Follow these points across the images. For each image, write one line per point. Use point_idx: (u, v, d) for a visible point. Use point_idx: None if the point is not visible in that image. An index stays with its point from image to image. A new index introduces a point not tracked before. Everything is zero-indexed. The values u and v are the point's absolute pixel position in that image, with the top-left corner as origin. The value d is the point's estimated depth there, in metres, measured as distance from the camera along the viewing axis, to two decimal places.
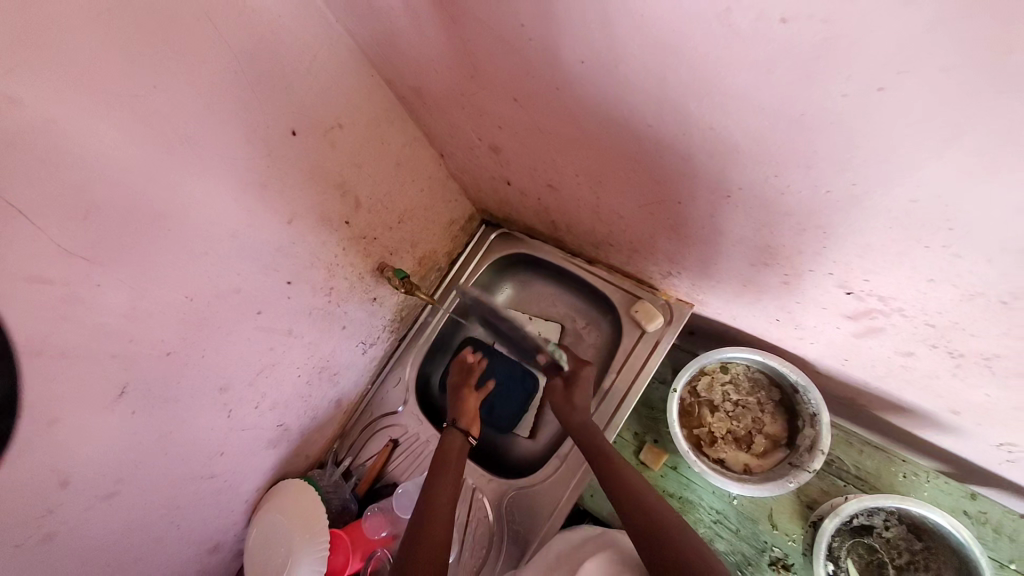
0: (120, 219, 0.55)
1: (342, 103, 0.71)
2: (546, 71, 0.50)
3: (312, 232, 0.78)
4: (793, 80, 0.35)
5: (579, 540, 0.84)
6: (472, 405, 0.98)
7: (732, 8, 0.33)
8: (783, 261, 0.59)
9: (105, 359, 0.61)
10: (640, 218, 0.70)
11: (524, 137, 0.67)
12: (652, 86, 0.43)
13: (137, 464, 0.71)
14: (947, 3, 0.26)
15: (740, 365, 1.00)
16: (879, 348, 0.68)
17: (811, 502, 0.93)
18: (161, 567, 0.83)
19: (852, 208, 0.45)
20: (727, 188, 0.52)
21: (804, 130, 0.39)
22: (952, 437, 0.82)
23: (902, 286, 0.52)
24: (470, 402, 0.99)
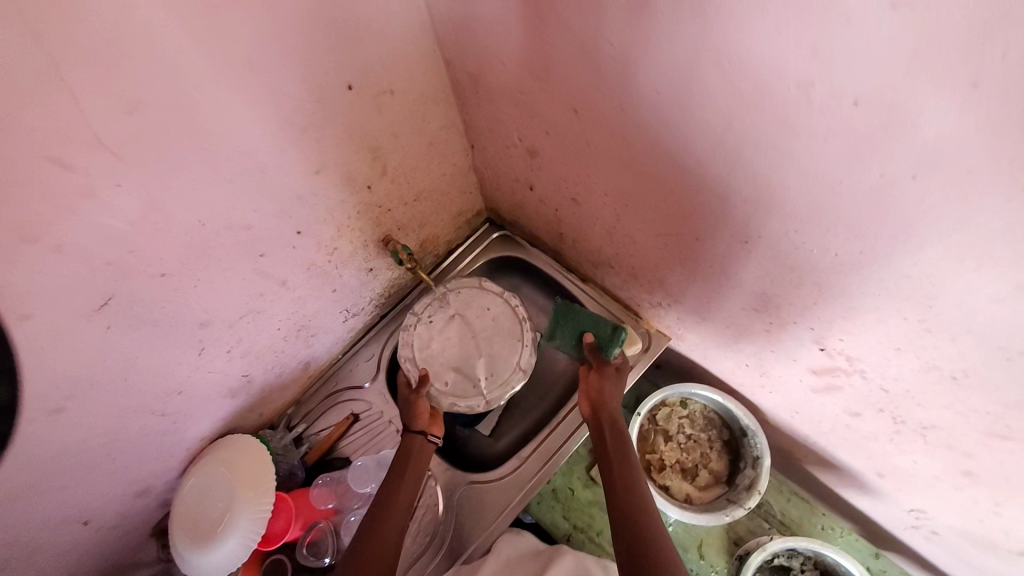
0: (162, 126, 0.53)
1: (400, 71, 0.73)
2: (618, 91, 0.54)
3: (334, 188, 0.78)
4: (845, 153, 0.41)
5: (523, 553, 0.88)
6: (426, 406, 0.90)
7: (816, 81, 0.38)
8: (775, 311, 0.66)
9: (99, 264, 0.57)
10: (654, 246, 0.75)
11: (568, 146, 0.71)
12: (714, 129, 0.49)
13: (94, 385, 0.66)
14: (989, 120, 0.33)
15: (698, 403, 1.07)
16: (831, 406, 0.76)
17: (738, 539, 1.01)
18: (82, 501, 0.76)
19: (853, 275, 0.52)
20: (746, 235, 0.58)
21: (837, 198, 0.46)
22: (869, 498, 0.92)
23: (872, 350, 0.59)
24: (422, 405, 0.89)
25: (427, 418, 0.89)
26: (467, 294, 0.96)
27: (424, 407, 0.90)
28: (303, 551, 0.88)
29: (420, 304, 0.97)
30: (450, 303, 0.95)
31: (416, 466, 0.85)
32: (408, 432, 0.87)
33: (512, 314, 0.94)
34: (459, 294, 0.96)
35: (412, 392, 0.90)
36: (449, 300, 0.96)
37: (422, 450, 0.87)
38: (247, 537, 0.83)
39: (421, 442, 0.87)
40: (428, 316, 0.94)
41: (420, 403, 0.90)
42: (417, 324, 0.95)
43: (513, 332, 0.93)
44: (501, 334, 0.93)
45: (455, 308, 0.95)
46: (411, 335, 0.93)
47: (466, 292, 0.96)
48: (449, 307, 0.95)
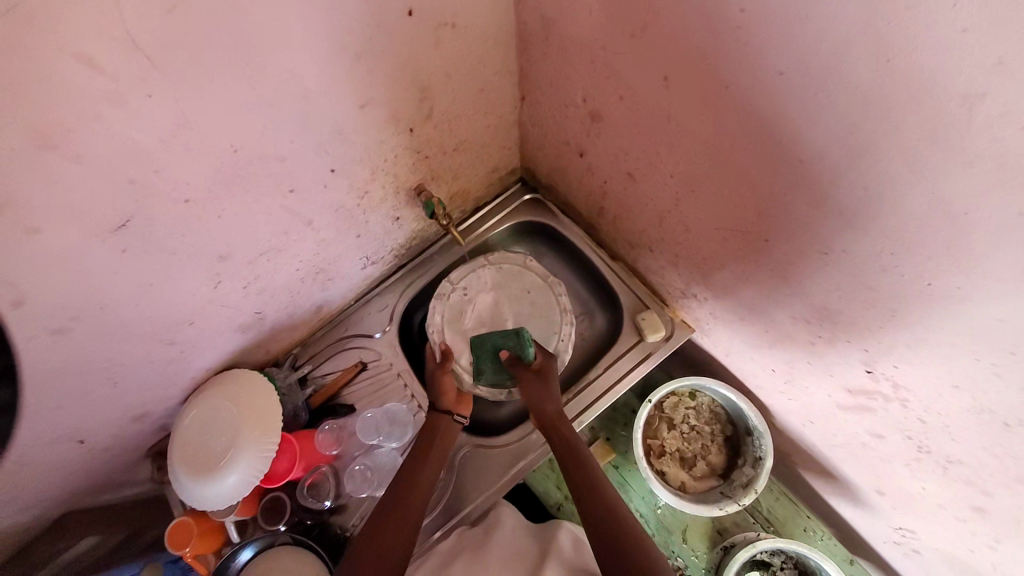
0: (204, 32, 0.46)
1: (468, 3, 0.64)
2: (727, 66, 0.48)
3: (376, 127, 0.71)
4: (987, 180, 0.37)
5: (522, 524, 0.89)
6: (452, 386, 0.88)
7: (988, 97, 0.33)
8: (829, 326, 0.64)
9: (121, 181, 0.51)
10: (710, 240, 0.71)
11: (642, 119, 0.65)
12: (835, 127, 0.44)
13: (105, 307, 0.62)
14: None
15: (707, 397, 1.07)
16: (854, 424, 0.76)
17: (722, 529, 1.04)
18: (84, 420, 0.74)
19: (938, 308, 0.49)
20: (827, 246, 0.54)
21: (955, 228, 0.42)
22: (859, 510, 0.95)
23: (925, 382, 0.57)
24: (449, 384, 0.87)
25: (453, 398, 0.86)
26: (508, 271, 0.98)
27: (450, 385, 0.88)
28: (303, 492, 0.89)
29: (457, 273, 0.98)
30: (488, 277, 0.98)
31: (441, 447, 0.82)
32: (434, 411, 0.84)
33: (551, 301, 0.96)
34: (498, 269, 0.98)
35: (438, 367, 0.89)
36: (488, 273, 0.97)
37: (448, 430, 0.84)
38: (249, 474, 0.82)
39: (446, 422, 0.85)
40: (464, 287, 0.96)
41: (447, 381, 0.87)
42: (450, 293, 0.96)
43: (548, 317, 0.95)
44: (536, 317, 0.95)
45: (493, 283, 0.98)
46: (444, 304, 0.95)
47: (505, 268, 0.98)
48: (486, 281, 0.97)
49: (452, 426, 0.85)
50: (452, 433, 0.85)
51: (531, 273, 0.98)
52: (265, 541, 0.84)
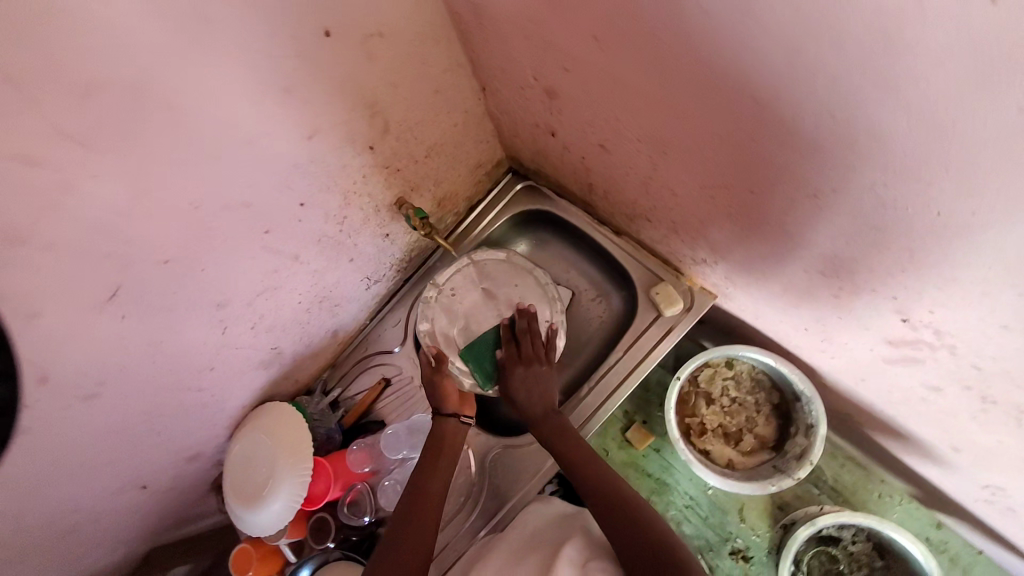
0: (126, 103, 0.48)
1: (388, 8, 0.62)
2: (646, 11, 0.43)
3: (333, 152, 0.71)
4: (965, 75, 0.30)
5: (551, 518, 0.83)
6: (453, 388, 0.88)
7: None
8: (845, 275, 0.56)
9: (98, 257, 0.55)
10: (698, 200, 0.65)
11: (590, 86, 0.60)
12: (777, 55, 0.37)
13: (124, 370, 0.68)
14: None
15: (746, 364, 0.98)
16: (906, 378, 0.66)
17: (783, 504, 0.96)
18: (140, 469, 0.82)
19: (956, 238, 0.40)
20: (816, 186, 0.46)
21: (947, 138, 0.34)
22: (939, 468, 0.83)
23: (967, 325, 0.48)
24: (450, 386, 0.87)
25: (456, 400, 0.87)
26: (494, 266, 0.96)
27: (451, 388, 0.88)
28: (345, 510, 0.93)
29: (442, 275, 0.96)
30: (473, 273, 0.96)
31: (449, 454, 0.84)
32: (439, 416, 0.85)
33: (538, 288, 0.95)
34: (485, 267, 0.96)
35: (434, 372, 0.89)
36: (472, 270, 0.96)
37: (455, 432, 0.85)
38: (290, 499, 0.86)
39: (453, 424, 0.86)
40: (451, 289, 0.95)
41: (448, 384, 0.88)
42: (437, 297, 0.95)
43: (540, 301, 0.95)
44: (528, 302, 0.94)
45: (478, 279, 0.96)
46: (432, 308, 0.94)
47: (490, 265, 0.97)
48: (472, 278, 0.96)
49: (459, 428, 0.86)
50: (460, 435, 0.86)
51: (514, 265, 0.96)
52: (320, 559, 0.90)
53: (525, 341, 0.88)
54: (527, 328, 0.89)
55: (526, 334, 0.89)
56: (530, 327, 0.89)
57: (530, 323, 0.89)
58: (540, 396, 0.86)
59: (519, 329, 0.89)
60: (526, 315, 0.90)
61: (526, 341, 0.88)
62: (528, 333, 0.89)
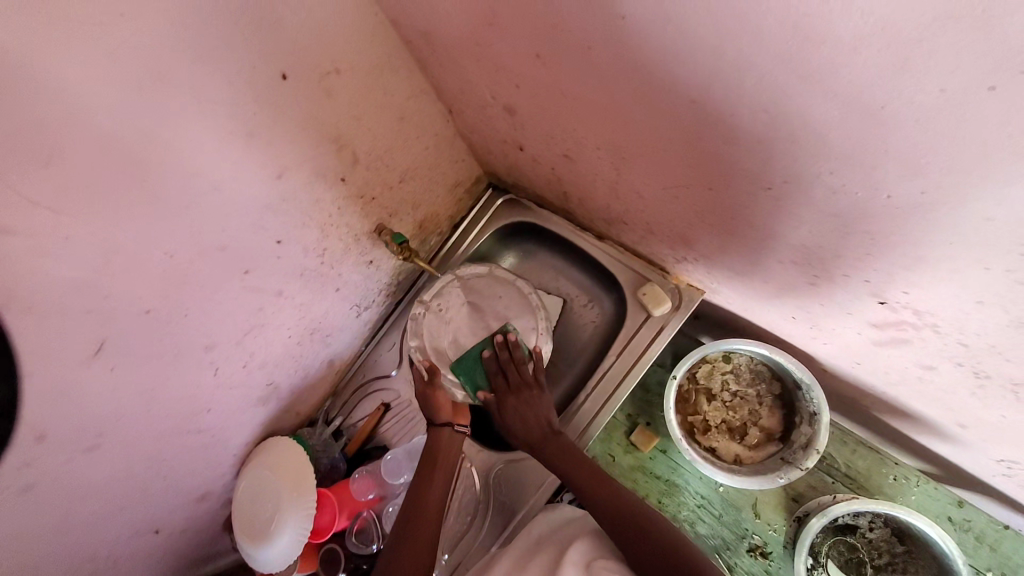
0: (91, 164, 0.50)
1: (341, 45, 0.63)
2: (578, 27, 0.43)
3: (304, 189, 0.72)
4: (884, 65, 0.29)
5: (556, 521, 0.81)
6: (447, 400, 0.88)
7: None
8: (816, 261, 0.55)
9: (80, 314, 0.57)
10: (665, 201, 0.64)
11: (544, 100, 0.60)
12: (704, 58, 0.37)
13: (121, 421, 0.69)
14: None
15: (743, 356, 0.97)
16: (899, 359, 0.64)
17: (798, 496, 0.94)
18: (147, 515, 0.83)
19: (911, 219, 0.39)
20: (768, 179, 0.46)
21: (883, 127, 0.33)
22: (950, 446, 0.80)
23: (944, 303, 0.47)
24: (443, 397, 0.88)
25: (449, 410, 0.87)
26: (476, 280, 0.96)
27: (445, 398, 0.88)
28: (354, 539, 0.94)
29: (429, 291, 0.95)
30: (459, 289, 0.96)
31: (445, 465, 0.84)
32: (432, 426, 0.85)
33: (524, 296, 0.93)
34: (470, 282, 0.96)
35: (427, 385, 0.89)
36: (457, 286, 0.95)
37: (450, 443, 0.86)
38: (298, 531, 0.86)
39: (448, 434, 0.86)
40: (439, 304, 0.95)
41: (440, 395, 0.88)
42: (426, 313, 0.95)
43: (526, 311, 0.93)
44: (514, 314, 0.93)
45: (464, 294, 0.95)
46: (421, 324, 0.94)
47: (476, 279, 0.96)
48: (458, 294, 0.95)
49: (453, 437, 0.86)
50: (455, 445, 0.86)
51: (497, 277, 0.95)
52: None
53: (510, 371, 0.87)
54: (511, 357, 0.88)
55: (510, 363, 0.88)
56: (513, 355, 0.88)
57: (512, 351, 0.88)
58: (538, 421, 0.85)
59: (504, 360, 0.88)
60: (505, 345, 0.88)
61: (511, 371, 0.87)
62: (513, 363, 0.87)
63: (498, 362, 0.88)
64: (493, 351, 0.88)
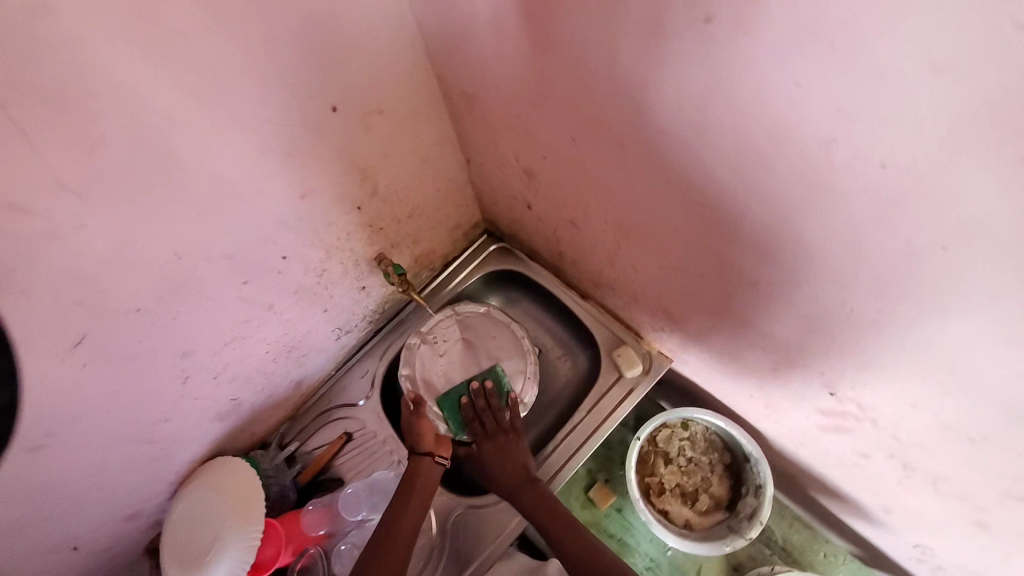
0: (132, 161, 0.51)
1: (387, 89, 0.68)
2: (616, 126, 0.50)
3: (321, 211, 0.74)
4: (867, 214, 0.37)
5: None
6: (430, 429, 0.88)
7: (837, 140, 0.34)
8: (782, 352, 0.62)
9: (70, 304, 0.54)
10: (657, 278, 0.72)
11: (564, 173, 0.67)
12: (722, 175, 0.45)
13: (74, 421, 0.64)
14: (1017, 199, 0.30)
15: (700, 425, 1.03)
16: (839, 444, 0.73)
17: (738, 564, 1.00)
18: (68, 530, 0.75)
19: (868, 330, 0.48)
20: (754, 277, 0.54)
21: (858, 257, 0.41)
22: (873, 529, 0.89)
23: (884, 402, 0.56)
24: (426, 426, 0.88)
25: (431, 439, 0.86)
26: (473, 321, 1.00)
27: (428, 428, 0.88)
28: None
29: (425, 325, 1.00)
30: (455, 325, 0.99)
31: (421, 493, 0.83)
32: (414, 455, 0.84)
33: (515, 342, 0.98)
34: (464, 319, 1.00)
35: (411, 414, 0.89)
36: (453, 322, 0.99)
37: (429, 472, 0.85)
38: (235, 565, 0.81)
39: (428, 465, 0.85)
40: (433, 337, 0.98)
41: (425, 424, 0.88)
42: (420, 345, 0.98)
43: (515, 357, 0.97)
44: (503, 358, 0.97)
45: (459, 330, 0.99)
46: (414, 354, 0.97)
47: (470, 317, 1.00)
48: (452, 330, 0.99)
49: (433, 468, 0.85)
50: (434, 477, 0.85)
51: (493, 319, 1.00)
52: None
53: (486, 418, 0.90)
54: (487, 403, 0.91)
55: (487, 409, 0.91)
56: (489, 402, 0.91)
57: (487, 398, 0.91)
58: (514, 467, 0.86)
59: (480, 406, 0.90)
60: (481, 392, 0.92)
61: (488, 416, 0.90)
62: (489, 409, 0.91)
63: (474, 409, 0.91)
64: (469, 398, 0.91)
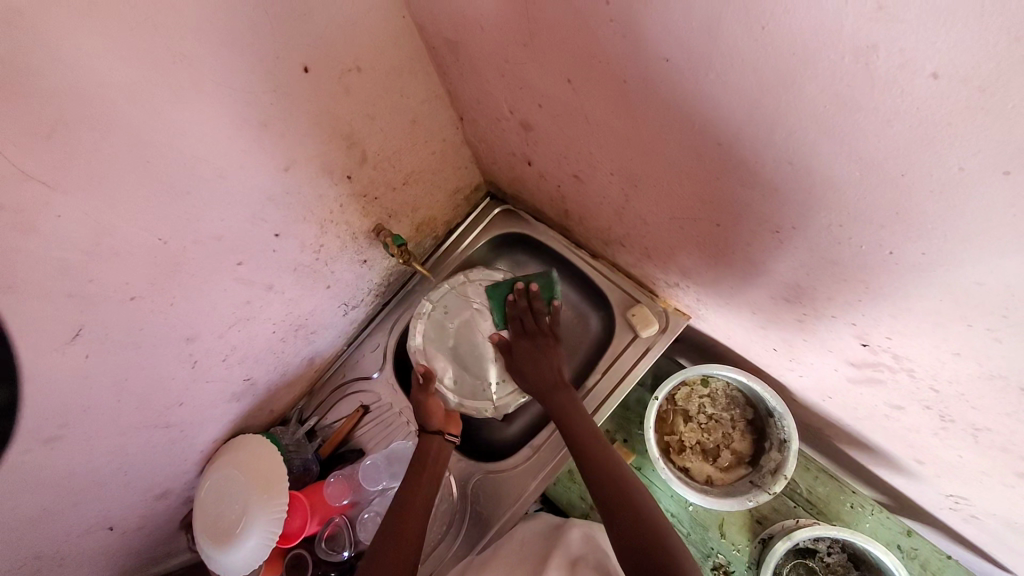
0: (95, 142, 0.47)
1: (364, 42, 0.62)
2: (616, 59, 0.44)
3: (309, 183, 0.70)
4: (913, 138, 0.32)
5: (541, 533, 0.84)
6: (439, 407, 0.91)
7: (882, 48, 0.28)
8: (808, 301, 0.58)
9: (60, 297, 0.53)
10: (668, 230, 0.67)
11: (562, 120, 0.61)
12: (739, 107, 0.39)
13: (88, 411, 0.65)
14: None
15: (720, 381, 1.00)
16: (870, 397, 0.69)
17: (761, 518, 0.98)
18: (102, 511, 0.78)
19: (907, 275, 0.43)
20: (777, 224, 0.49)
21: (899, 192, 0.36)
22: (905, 479, 0.86)
23: (923, 352, 0.51)
24: (436, 405, 0.90)
25: (441, 417, 0.90)
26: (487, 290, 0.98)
27: (436, 407, 0.90)
28: (322, 546, 0.90)
29: (436, 293, 0.99)
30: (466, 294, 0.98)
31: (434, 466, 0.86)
32: (424, 434, 0.87)
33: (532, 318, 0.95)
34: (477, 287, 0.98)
35: (423, 391, 0.91)
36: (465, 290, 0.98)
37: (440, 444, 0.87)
38: (265, 536, 0.83)
39: (439, 443, 0.88)
40: (444, 306, 0.97)
41: (434, 403, 0.91)
42: (430, 313, 0.97)
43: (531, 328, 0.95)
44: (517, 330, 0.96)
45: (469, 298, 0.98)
46: (424, 323, 0.97)
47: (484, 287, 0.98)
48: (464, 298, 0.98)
49: (444, 446, 0.88)
50: (446, 453, 0.87)
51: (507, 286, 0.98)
52: None
53: (528, 318, 0.94)
54: (529, 305, 0.94)
55: (528, 311, 0.94)
56: (532, 304, 0.94)
57: (531, 300, 0.94)
58: (549, 366, 0.90)
59: (525, 308, 0.94)
60: (525, 293, 0.94)
61: (529, 317, 0.93)
62: (531, 311, 0.94)
63: (517, 308, 0.95)
64: (513, 297, 0.94)
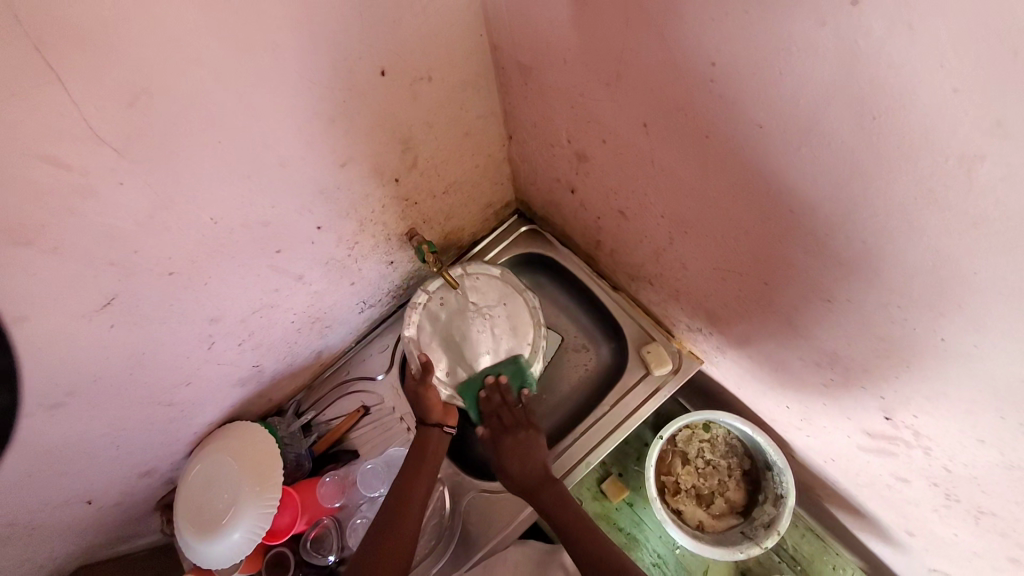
0: (173, 116, 0.47)
1: (441, 54, 0.63)
2: (704, 115, 0.46)
3: (359, 182, 0.70)
4: (996, 243, 0.34)
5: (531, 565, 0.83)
6: (437, 398, 0.89)
7: (987, 158, 0.30)
8: (840, 368, 0.59)
9: (101, 263, 0.52)
10: (708, 279, 0.68)
11: (625, 159, 0.63)
12: (823, 183, 0.41)
13: (98, 381, 0.63)
14: None
15: (722, 428, 1.01)
16: (877, 467, 0.71)
17: (745, 569, 1.00)
18: (86, 484, 0.75)
19: (954, 363, 0.45)
20: (831, 293, 0.50)
21: (965, 287, 0.38)
22: (892, 550, 0.87)
23: (946, 433, 0.53)
24: (434, 396, 0.89)
25: (440, 410, 0.89)
26: (485, 281, 0.94)
27: (435, 398, 0.89)
28: (307, 546, 0.88)
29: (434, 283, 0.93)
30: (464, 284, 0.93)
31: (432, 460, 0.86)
32: (422, 425, 0.87)
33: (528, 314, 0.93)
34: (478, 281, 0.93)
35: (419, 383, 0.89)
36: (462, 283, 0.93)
37: (439, 443, 0.87)
38: (252, 531, 0.80)
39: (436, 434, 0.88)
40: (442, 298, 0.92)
41: (431, 393, 0.89)
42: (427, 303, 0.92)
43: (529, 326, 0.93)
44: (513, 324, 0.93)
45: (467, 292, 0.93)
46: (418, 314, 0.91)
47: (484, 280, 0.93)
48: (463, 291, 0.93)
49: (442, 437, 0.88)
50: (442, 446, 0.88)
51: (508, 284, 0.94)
52: None
53: (504, 413, 0.92)
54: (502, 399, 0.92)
55: (502, 405, 0.92)
56: (505, 398, 0.92)
57: (503, 394, 0.91)
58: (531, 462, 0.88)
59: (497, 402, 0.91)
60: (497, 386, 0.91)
61: (506, 412, 0.92)
62: (504, 403, 0.91)
63: (490, 405, 0.92)
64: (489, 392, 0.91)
